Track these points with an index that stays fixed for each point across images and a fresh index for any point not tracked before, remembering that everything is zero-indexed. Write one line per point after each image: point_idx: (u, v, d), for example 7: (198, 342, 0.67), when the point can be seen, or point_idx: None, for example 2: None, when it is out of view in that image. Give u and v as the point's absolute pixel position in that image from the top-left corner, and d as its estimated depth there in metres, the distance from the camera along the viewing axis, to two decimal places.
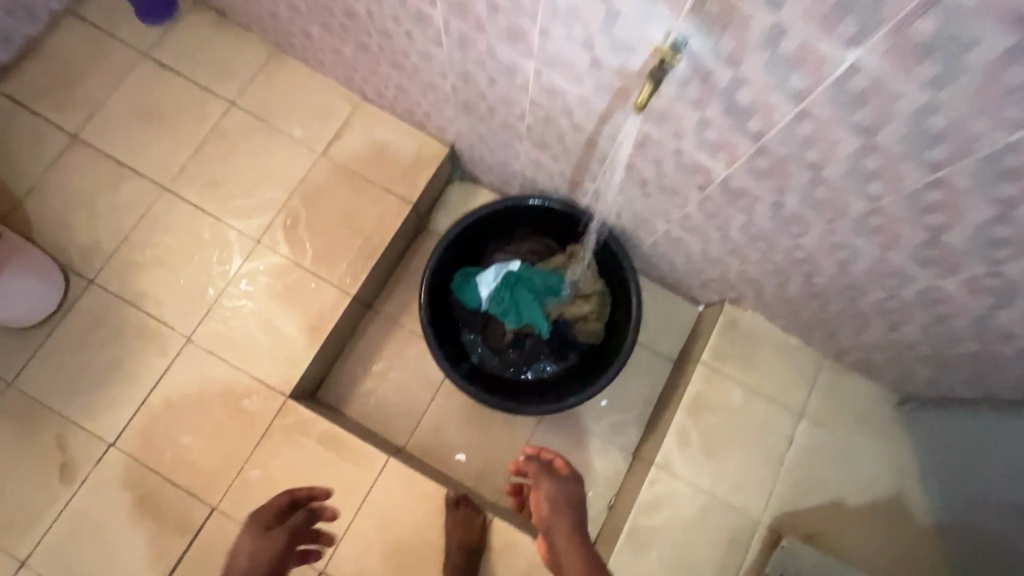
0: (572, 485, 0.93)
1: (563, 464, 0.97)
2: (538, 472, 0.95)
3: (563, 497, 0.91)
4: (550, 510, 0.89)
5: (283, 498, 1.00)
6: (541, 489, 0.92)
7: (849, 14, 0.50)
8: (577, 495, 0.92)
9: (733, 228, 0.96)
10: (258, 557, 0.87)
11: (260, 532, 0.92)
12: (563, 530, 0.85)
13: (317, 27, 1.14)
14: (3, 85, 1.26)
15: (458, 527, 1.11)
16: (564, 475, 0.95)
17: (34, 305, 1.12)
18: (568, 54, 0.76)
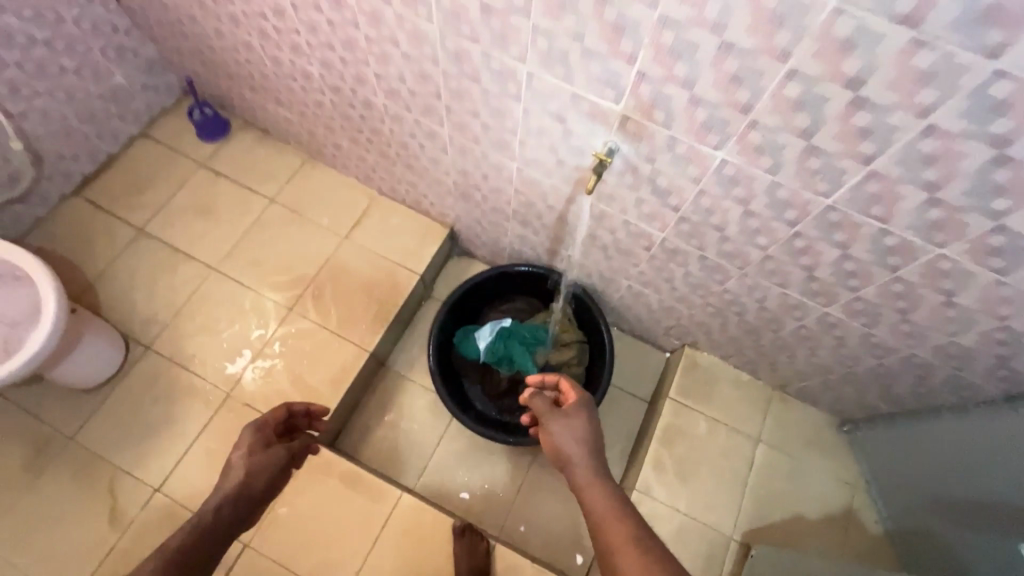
0: (586, 417, 0.90)
1: (574, 400, 0.93)
2: (546, 413, 0.91)
3: (575, 429, 0.88)
4: (563, 443, 0.86)
5: (282, 410, 1.10)
6: (550, 428, 0.89)
7: (711, 131, 0.80)
8: (593, 422, 0.89)
9: (677, 279, 1.22)
10: (259, 465, 0.94)
11: (261, 445, 0.98)
12: (577, 460, 0.83)
13: (346, 140, 1.46)
14: (86, 191, 1.55)
15: (465, 553, 1.24)
16: (575, 410, 0.91)
17: (102, 365, 1.33)
18: (540, 157, 1.07)
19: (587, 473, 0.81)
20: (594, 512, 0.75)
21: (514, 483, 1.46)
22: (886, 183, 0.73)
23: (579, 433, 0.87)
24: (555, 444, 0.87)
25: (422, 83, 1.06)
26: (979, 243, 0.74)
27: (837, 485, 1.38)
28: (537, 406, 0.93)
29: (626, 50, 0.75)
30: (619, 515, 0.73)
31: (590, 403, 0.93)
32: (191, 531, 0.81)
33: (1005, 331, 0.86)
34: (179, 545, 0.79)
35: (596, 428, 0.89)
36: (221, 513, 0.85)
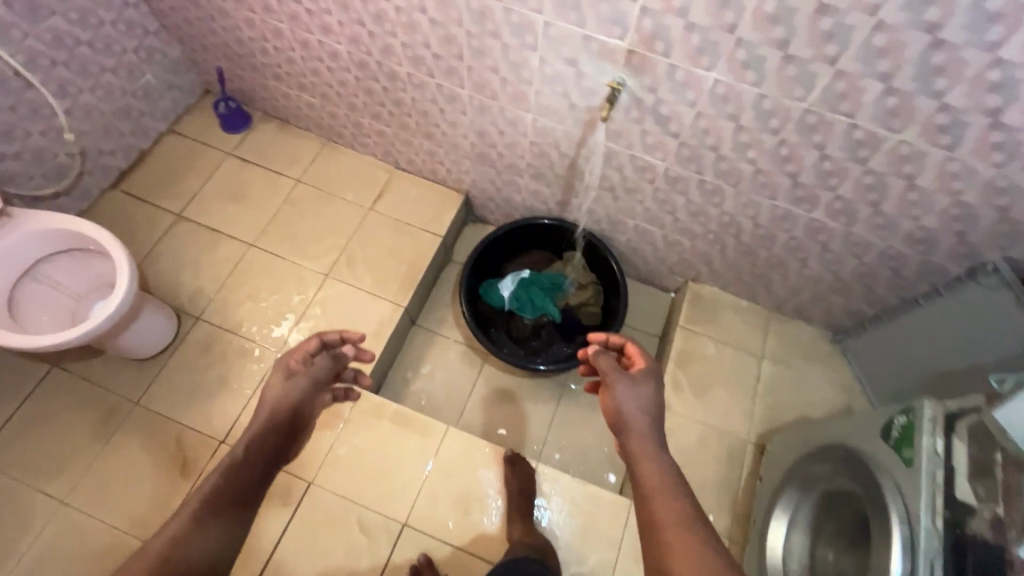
0: (650, 386, 0.97)
1: (640, 367, 1.00)
2: (613, 374, 0.97)
3: (639, 395, 0.96)
4: (624, 410, 0.94)
5: (313, 342, 1.03)
6: (617, 389, 0.96)
7: (704, 54, 0.96)
8: (655, 393, 0.97)
9: (679, 209, 1.38)
10: (281, 401, 0.94)
11: (283, 378, 0.97)
12: (637, 428, 0.92)
13: (367, 117, 1.59)
14: (123, 184, 1.66)
15: (516, 478, 1.37)
16: (641, 376, 0.98)
17: (159, 335, 1.43)
18: (555, 104, 1.22)
19: (644, 444, 0.91)
20: (646, 483, 0.86)
21: (546, 417, 1.59)
22: (850, 80, 0.90)
23: (642, 401, 0.95)
24: (620, 407, 0.95)
25: (446, 46, 1.21)
26: (929, 123, 0.91)
27: (837, 389, 1.53)
28: (604, 365, 0.98)
29: None
30: (672, 493, 0.83)
31: (655, 373, 1.00)
32: (226, 472, 0.82)
33: (960, 207, 1.03)
34: (215, 488, 0.79)
35: (657, 397, 0.97)
36: (251, 452, 0.86)
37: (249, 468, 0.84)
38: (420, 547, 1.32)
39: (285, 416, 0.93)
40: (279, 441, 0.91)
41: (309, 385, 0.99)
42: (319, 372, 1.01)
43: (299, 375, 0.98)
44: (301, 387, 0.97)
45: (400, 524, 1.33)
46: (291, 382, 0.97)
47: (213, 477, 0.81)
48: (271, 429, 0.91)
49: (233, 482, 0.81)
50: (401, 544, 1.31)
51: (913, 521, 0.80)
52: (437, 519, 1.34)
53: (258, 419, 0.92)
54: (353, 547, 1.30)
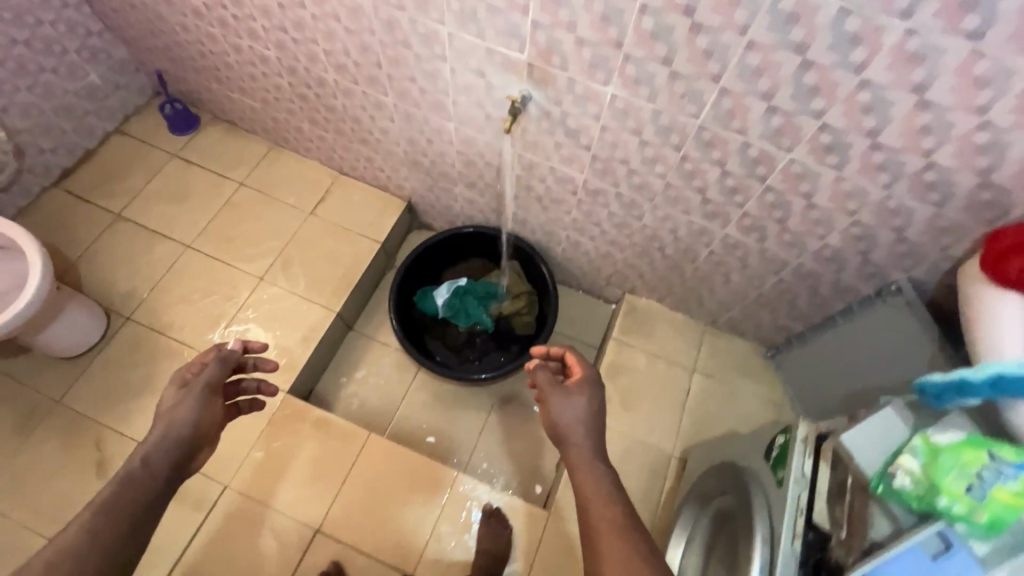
0: (587, 395, 0.92)
1: (576, 377, 0.94)
2: (547, 386, 0.92)
3: (575, 405, 0.90)
4: (561, 419, 0.89)
5: (208, 353, 0.96)
6: (551, 402, 0.90)
7: (598, 68, 0.96)
8: (592, 400, 0.92)
9: (604, 221, 1.37)
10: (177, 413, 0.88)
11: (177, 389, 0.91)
12: (575, 439, 0.88)
13: (306, 122, 1.60)
14: (65, 183, 1.68)
15: (486, 536, 1.32)
16: (576, 386, 0.93)
17: (86, 333, 1.44)
18: (473, 114, 1.22)
19: (582, 453, 0.86)
20: (581, 495, 0.82)
21: (477, 425, 1.59)
22: (736, 98, 0.90)
23: (580, 411, 0.90)
24: (557, 419, 0.89)
25: (365, 54, 1.21)
26: (814, 142, 0.91)
27: (766, 405, 1.51)
28: (537, 376, 0.93)
29: (519, 2, 0.92)
30: (609, 502, 0.80)
31: (592, 380, 0.94)
32: (120, 484, 0.78)
33: (859, 226, 1.03)
34: (105, 501, 0.75)
35: (596, 404, 0.92)
36: (148, 467, 0.81)
37: (142, 483, 0.79)
38: (332, 554, 1.31)
39: (188, 427, 0.87)
40: (182, 454, 0.85)
41: (210, 392, 0.92)
42: (218, 377, 0.94)
43: (195, 384, 0.92)
44: (198, 395, 0.91)
45: (313, 531, 1.32)
46: (188, 390, 0.91)
47: (103, 494, 0.76)
48: (170, 441, 0.85)
49: (126, 495, 0.77)
50: (313, 551, 1.31)
51: (775, 543, 0.79)
52: (351, 526, 1.34)
53: (153, 434, 0.85)
54: (264, 552, 1.30)
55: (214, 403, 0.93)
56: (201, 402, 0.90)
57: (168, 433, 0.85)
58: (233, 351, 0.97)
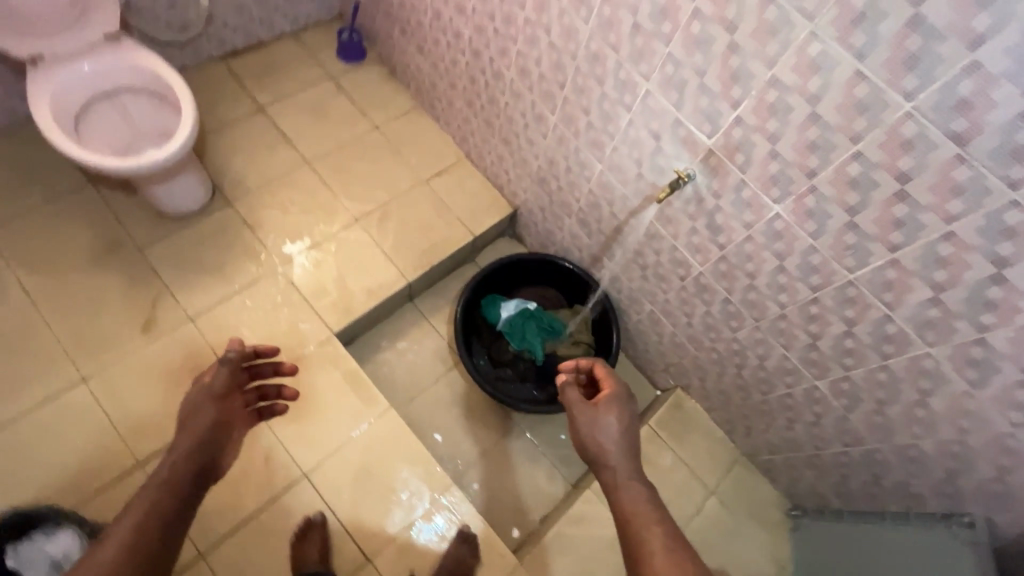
0: (620, 416, 0.90)
1: (607, 392, 0.93)
2: (576, 406, 0.91)
3: (607, 427, 0.89)
4: (592, 440, 0.88)
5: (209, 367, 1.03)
6: (583, 424, 0.90)
7: (776, 184, 0.95)
8: (627, 418, 0.90)
9: (696, 316, 1.34)
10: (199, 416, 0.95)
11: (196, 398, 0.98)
12: (613, 459, 0.85)
13: (461, 102, 1.64)
14: (230, 61, 1.77)
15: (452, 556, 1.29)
16: (607, 402, 0.91)
17: (189, 200, 1.50)
18: (626, 166, 1.23)
19: (620, 472, 0.83)
20: (622, 514, 0.79)
21: (485, 443, 1.57)
22: (901, 274, 0.87)
23: (612, 431, 0.88)
24: (588, 439, 0.88)
25: (554, 71, 1.24)
26: (961, 350, 0.88)
27: (768, 560, 1.43)
28: (568, 397, 0.92)
29: (734, 95, 0.92)
30: (657, 517, 0.77)
31: (623, 396, 0.93)
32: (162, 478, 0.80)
33: (960, 445, 1.00)
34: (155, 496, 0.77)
35: (632, 423, 0.90)
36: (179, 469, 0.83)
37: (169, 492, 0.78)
38: (307, 505, 1.30)
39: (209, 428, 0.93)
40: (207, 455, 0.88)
41: (218, 396, 1.00)
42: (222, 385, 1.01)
43: (205, 391, 0.98)
44: (210, 402, 0.98)
45: (300, 473, 1.33)
46: (202, 395, 0.98)
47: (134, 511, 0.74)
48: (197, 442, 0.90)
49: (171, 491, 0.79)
50: (293, 493, 1.31)
51: None
52: (335, 485, 1.33)
53: (180, 443, 0.89)
54: (248, 472, 1.30)
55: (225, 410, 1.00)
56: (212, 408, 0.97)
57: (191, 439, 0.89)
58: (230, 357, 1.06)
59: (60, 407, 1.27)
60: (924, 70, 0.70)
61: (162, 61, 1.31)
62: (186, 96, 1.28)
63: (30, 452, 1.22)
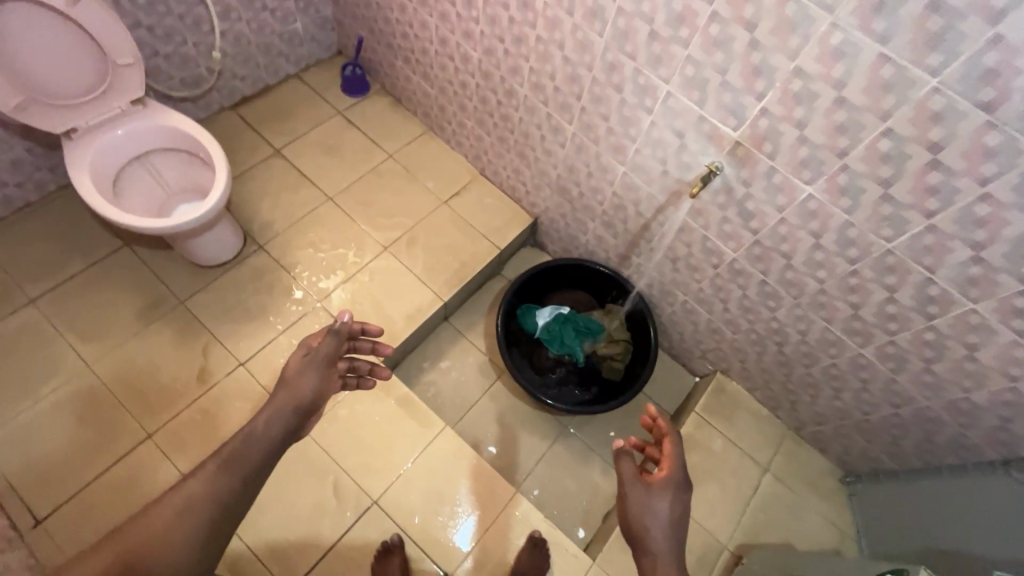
0: (669, 502, 0.89)
1: (662, 476, 0.91)
2: (629, 481, 0.90)
3: (657, 510, 0.89)
4: (639, 521, 0.88)
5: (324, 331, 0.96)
6: (634, 502, 0.89)
7: (807, 167, 1.00)
8: (676, 506, 0.90)
9: (732, 301, 1.38)
10: (301, 382, 0.91)
11: (302, 360, 0.93)
12: (653, 547, 0.86)
13: (473, 122, 1.69)
14: (241, 109, 1.81)
15: (525, 560, 1.32)
16: (660, 484, 0.91)
17: (225, 249, 1.54)
18: (650, 166, 1.27)
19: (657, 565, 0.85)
20: None
21: (539, 450, 1.61)
22: (940, 237, 0.92)
23: (661, 517, 0.88)
24: (635, 520, 0.88)
25: (569, 84, 1.29)
26: (1006, 302, 0.93)
27: (830, 529, 1.46)
28: (622, 469, 0.90)
29: (758, 88, 0.96)
30: None
31: (675, 481, 0.91)
32: (241, 444, 0.83)
33: (1012, 393, 1.04)
34: (229, 459, 0.81)
35: (679, 510, 0.89)
36: (268, 433, 0.85)
37: (245, 456, 0.82)
38: (383, 530, 1.33)
39: (305, 397, 0.90)
40: (298, 421, 0.89)
41: (326, 366, 0.94)
42: (330, 351, 0.94)
43: (315, 356, 0.93)
44: (319, 368, 0.93)
45: (370, 501, 1.36)
46: (310, 360, 0.93)
47: (228, 448, 0.82)
48: (291, 409, 0.89)
49: (244, 459, 0.82)
50: (367, 521, 1.34)
51: None
52: (404, 508, 1.36)
53: (278, 399, 0.89)
54: (321, 505, 1.33)
55: (329, 378, 0.94)
56: (316, 377, 0.92)
57: (288, 400, 0.89)
58: (342, 325, 0.95)
59: (130, 465, 1.29)
60: (948, 47, 0.74)
61: (190, 119, 1.34)
62: (219, 156, 1.31)
63: (109, 512, 1.24)
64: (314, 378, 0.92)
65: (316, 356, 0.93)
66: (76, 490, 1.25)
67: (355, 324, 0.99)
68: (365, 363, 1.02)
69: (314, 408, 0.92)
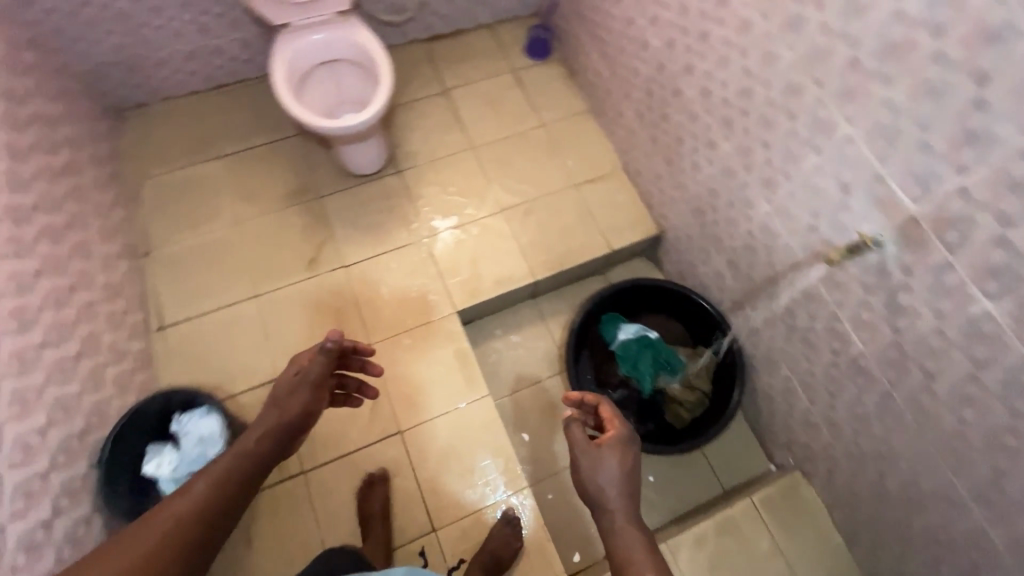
0: (620, 458, 0.88)
1: (611, 433, 0.91)
2: (581, 445, 0.90)
3: (608, 471, 0.87)
4: (593, 481, 0.86)
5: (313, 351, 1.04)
6: (585, 464, 0.88)
7: (995, 277, 0.79)
8: (627, 462, 0.88)
9: (842, 399, 1.16)
10: (291, 402, 0.99)
11: (291, 381, 1.01)
12: (611, 502, 0.84)
13: (632, 113, 1.60)
14: (430, 45, 1.94)
15: (500, 541, 1.31)
16: (610, 446, 0.89)
17: (369, 164, 1.69)
18: (799, 215, 1.09)
19: (617, 519, 0.82)
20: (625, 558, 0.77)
21: (568, 459, 1.54)
22: None
23: (614, 474, 0.86)
24: (587, 482, 0.87)
25: (740, 98, 1.14)
26: None
27: None
28: (572, 435, 0.91)
29: (963, 159, 0.77)
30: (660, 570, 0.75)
31: (628, 439, 0.91)
32: (235, 460, 0.89)
33: None
34: (222, 475, 0.87)
35: (631, 468, 0.88)
36: (259, 448, 0.92)
37: (236, 473, 0.88)
38: (395, 460, 1.41)
39: (295, 416, 0.98)
40: (287, 438, 0.97)
41: (315, 386, 1.02)
42: (318, 371, 1.02)
43: (305, 375, 1.01)
44: (308, 388, 1.01)
45: (395, 430, 1.43)
46: (300, 379, 1.01)
47: (222, 464, 0.88)
48: (280, 428, 0.96)
49: (237, 473, 0.88)
50: (387, 446, 1.42)
51: None
52: (421, 451, 1.42)
53: (268, 419, 0.96)
54: (356, 413, 1.44)
55: (318, 398, 1.03)
56: (308, 395, 1.01)
57: (279, 420, 0.96)
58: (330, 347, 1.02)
59: (234, 313, 1.53)
60: None
61: (375, 40, 1.48)
62: (387, 78, 1.44)
63: (207, 344, 1.49)
64: (303, 400, 1.00)
65: (306, 377, 1.02)
66: (193, 316, 1.52)
67: (345, 341, 1.10)
68: (354, 381, 1.19)
69: (305, 425, 1.00)
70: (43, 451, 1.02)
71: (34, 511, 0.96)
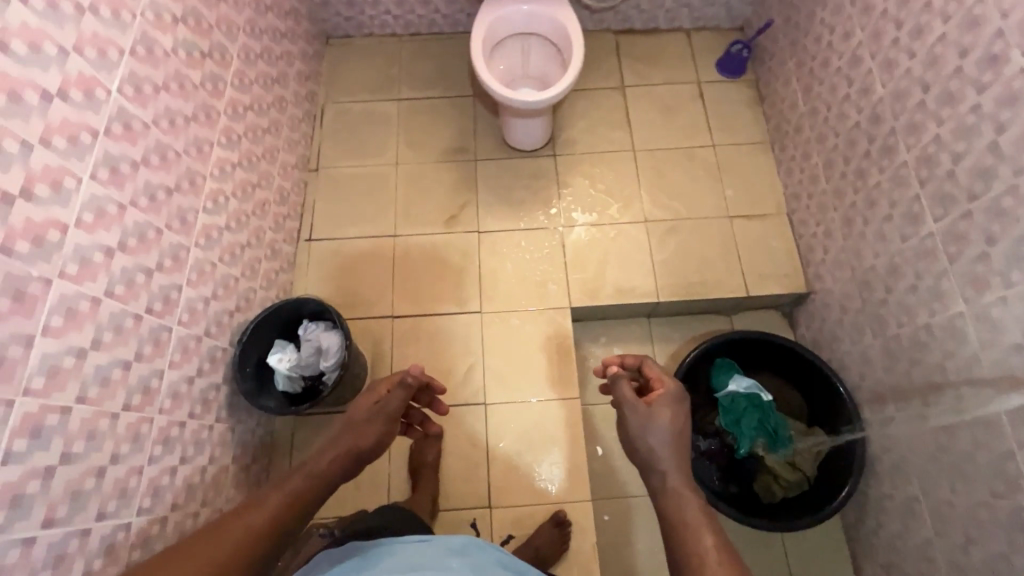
0: (670, 415, 0.92)
1: (658, 392, 0.97)
2: (629, 400, 0.95)
3: (659, 428, 0.91)
4: (648, 441, 0.90)
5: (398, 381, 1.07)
6: (634, 421, 0.93)
7: None
8: (676, 420, 0.92)
9: (982, 546, 1.01)
10: (367, 429, 0.97)
11: (371, 404, 1.02)
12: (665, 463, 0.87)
13: (820, 159, 1.46)
14: (620, 37, 1.89)
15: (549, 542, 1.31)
16: (658, 406, 0.94)
17: (529, 141, 1.71)
18: (1006, 328, 0.94)
19: (667, 478, 0.84)
20: (680, 518, 0.78)
21: (636, 487, 1.50)
22: None
23: (664, 431, 0.91)
24: (640, 440, 0.91)
25: (973, 177, 0.99)
26: None
27: None
28: (621, 392, 0.96)
29: None
30: (714, 528, 0.76)
31: (675, 396, 0.96)
32: (308, 477, 0.86)
33: None
34: (297, 492, 0.84)
35: (678, 427, 0.92)
36: (331, 467, 0.89)
37: (310, 491, 0.85)
38: (473, 427, 1.45)
39: (368, 446, 0.95)
40: (354, 468, 0.92)
41: (391, 419, 1.01)
42: (396, 404, 1.03)
43: (383, 407, 1.02)
44: (383, 419, 1.00)
45: (481, 401, 1.47)
46: (379, 409, 1.01)
47: (295, 481, 0.85)
48: (349, 455, 0.92)
49: (311, 490, 0.85)
50: (469, 412, 1.46)
51: None
52: (498, 428, 1.44)
53: (340, 443, 0.93)
54: (450, 372, 1.50)
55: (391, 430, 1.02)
56: (382, 430, 0.99)
57: (350, 445, 0.93)
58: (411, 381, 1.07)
59: (372, 245, 1.64)
60: None
61: (576, 21, 1.47)
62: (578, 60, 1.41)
63: (343, 265, 1.62)
64: (376, 433, 0.97)
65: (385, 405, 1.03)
66: (337, 237, 1.65)
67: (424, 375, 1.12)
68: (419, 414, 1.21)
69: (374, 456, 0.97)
70: (204, 317, 1.17)
71: (187, 364, 1.10)
